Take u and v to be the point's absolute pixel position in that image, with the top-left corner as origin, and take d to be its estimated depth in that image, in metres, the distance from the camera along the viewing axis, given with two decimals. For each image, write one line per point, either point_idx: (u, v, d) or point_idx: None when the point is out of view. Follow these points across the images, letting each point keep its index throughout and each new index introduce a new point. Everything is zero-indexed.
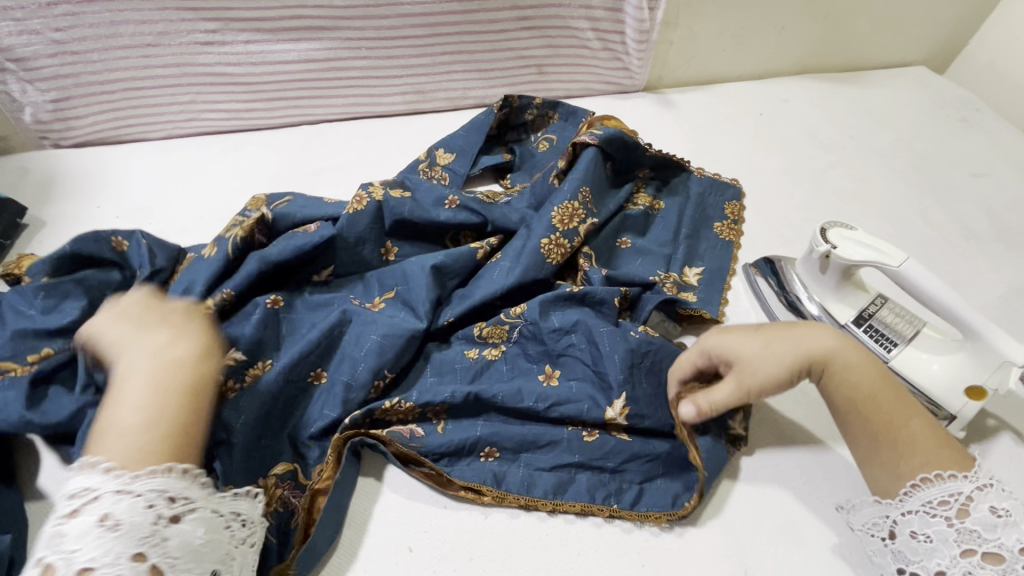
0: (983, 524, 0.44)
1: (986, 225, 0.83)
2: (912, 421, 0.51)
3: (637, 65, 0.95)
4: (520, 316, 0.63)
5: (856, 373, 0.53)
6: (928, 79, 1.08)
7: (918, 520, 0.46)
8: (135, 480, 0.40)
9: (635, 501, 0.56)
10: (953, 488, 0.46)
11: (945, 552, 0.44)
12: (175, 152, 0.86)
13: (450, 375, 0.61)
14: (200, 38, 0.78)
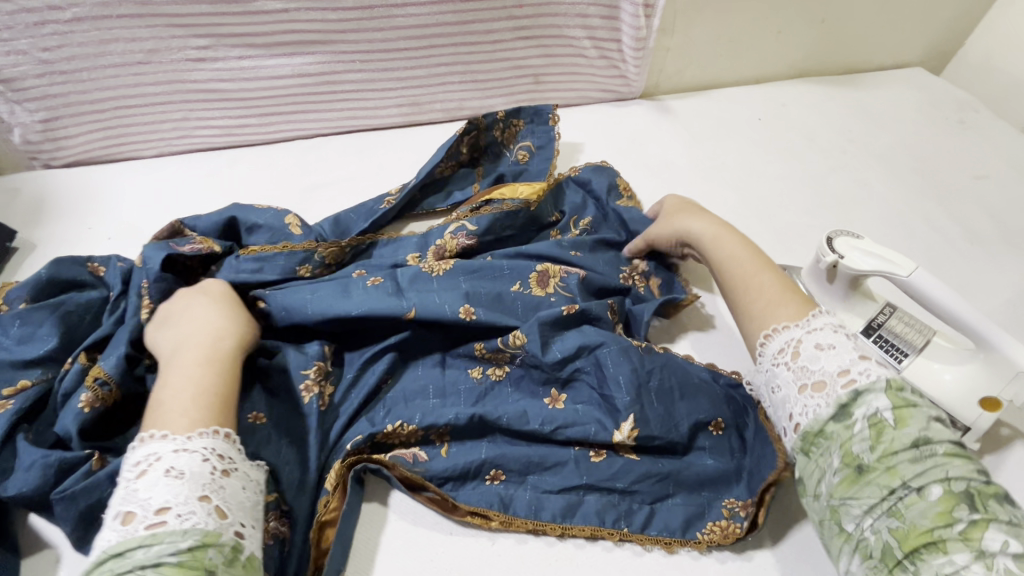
0: (808, 361, 0.54)
1: (990, 228, 0.90)
2: (762, 277, 0.64)
3: (634, 72, 1.02)
4: (519, 347, 0.65)
5: (722, 243, 0.70)
6: (921, 81, 1.18)
7: (771, 373, 0.57)
8: (190, 441, 0.48)
9: (645, 524, 0.59)
10: (788, 338, 0.57)
11: (791, 394, 0.55)
12: (166, 169, 0.92)
13: (452, 397, 0.64)
14: (192, 54, 0.83)
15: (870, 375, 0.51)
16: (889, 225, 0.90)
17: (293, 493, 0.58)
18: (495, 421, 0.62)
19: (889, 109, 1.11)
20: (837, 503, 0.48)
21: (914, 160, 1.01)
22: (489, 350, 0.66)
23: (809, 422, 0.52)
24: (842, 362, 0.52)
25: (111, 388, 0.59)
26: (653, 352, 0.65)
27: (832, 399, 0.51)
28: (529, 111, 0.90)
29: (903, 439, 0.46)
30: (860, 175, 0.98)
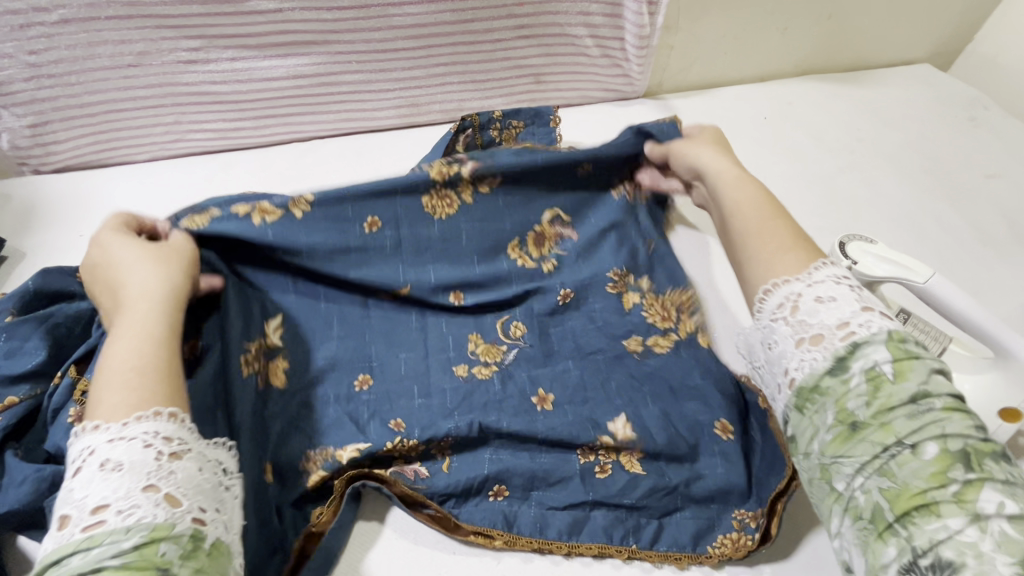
0: (808, 314, 0.49)
1: (1003, 229, 0.88)
2: (773, 223, 0.57)
3: (637, 71, 1.00)
4: (514, 343, 0.68)
5: (736, 189, 0.63)
6: (930, 77, 1.16)
7: (768, 329, 0.51)
8: (126, 427, 0.42)
9: (654, 539, 0.58)
10: (788, 292, 0.51)
11: (788, 350, 0.49)
12: (159, 174, 0.90)
13: (439, 405, 0.63)
14: (184, 56, 0.81)
15: (872, 327, 0.46)
16: (900, 227, 0.88)
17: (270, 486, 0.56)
18: (491, 426, 0.61)
19: (897, 107, 1.09)
20: (829, 462, 0.44)
21: (923, 159, 0.98)
22: (482, 343, 0.68)
23: (803, 377, 0.47)
24: (841, 315, 0.47)
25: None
26: (648, 355, 0.68)
27: (829, 352, 0.46)
28: (528, 113, 0.90)
29: (902, 393, 0.42)
30: (868, 175, 0.96)
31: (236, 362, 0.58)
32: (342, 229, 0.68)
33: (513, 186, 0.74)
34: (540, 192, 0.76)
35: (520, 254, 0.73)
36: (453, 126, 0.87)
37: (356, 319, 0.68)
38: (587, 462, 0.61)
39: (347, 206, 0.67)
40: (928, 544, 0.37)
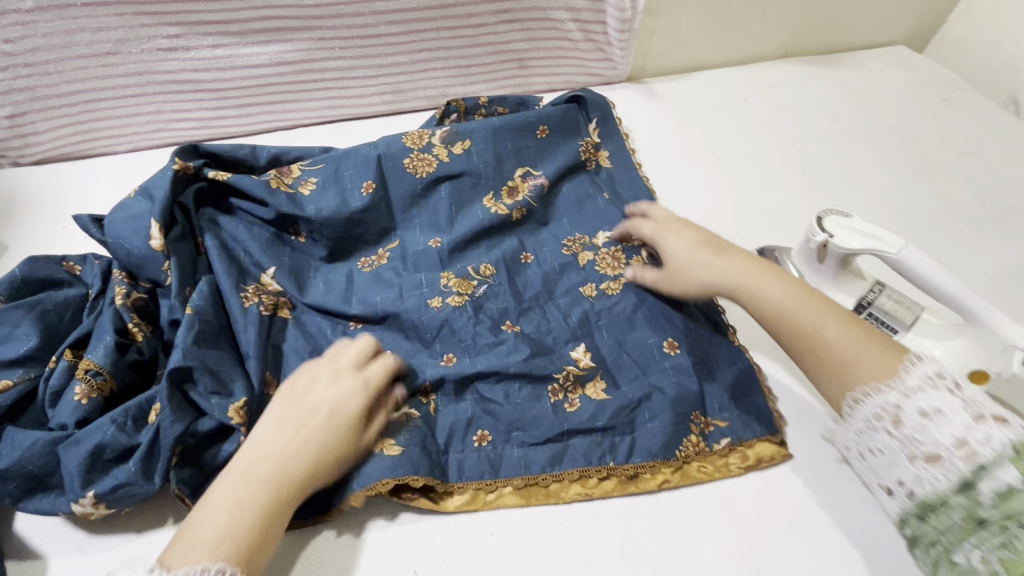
0: (918, 430, 0.50)
1: (975, 205, 0.90)
2: (831, 327, 0.58)
3: (619, 55, 1.01)
4: (486, 277, 0.73)
5: (770, 288, 0.63)
6: (905, 59, 1.18)
7: (867, 437, 0.53)
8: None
9: (629, 454, 0.62)
10: (884, 402, 0.52)
11: (899, 462, 0.51)
12: (143, 164, 0.89)
13: (419, 339, 0.68)
14: (164, 43, 0.81)
15: (990, 442, 0.47)
16: (876, 204, 0.90)
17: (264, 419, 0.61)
18: (462, 349, 0.67)
19: (873, 89, 1.11)
20: (952, 551, 0.46)
21: (899, 139, 1.01)
22: (455, 278, 0.72)
23: (923, 491, 0.49)
24: (956, 433, 0.48)
25: (104, 378, 0.58)
26: (605, 298, 0.73)
27: (950, 473, 0.47)
28: (513, 101, 0.92)
29: None
30: (846, 153, 0.98)
31: (234, 297, 0.64)
32: (327, 185, 0.76)
33: (489, 142, 0.82)
34: (512, 152, 0.83)
35: (495, 204, 0.79)
36: (438, 111, 0.90)
37: (340, 282, 0.72)
38: (557, 400, 0.65)
39: (344, 179, 0.76)
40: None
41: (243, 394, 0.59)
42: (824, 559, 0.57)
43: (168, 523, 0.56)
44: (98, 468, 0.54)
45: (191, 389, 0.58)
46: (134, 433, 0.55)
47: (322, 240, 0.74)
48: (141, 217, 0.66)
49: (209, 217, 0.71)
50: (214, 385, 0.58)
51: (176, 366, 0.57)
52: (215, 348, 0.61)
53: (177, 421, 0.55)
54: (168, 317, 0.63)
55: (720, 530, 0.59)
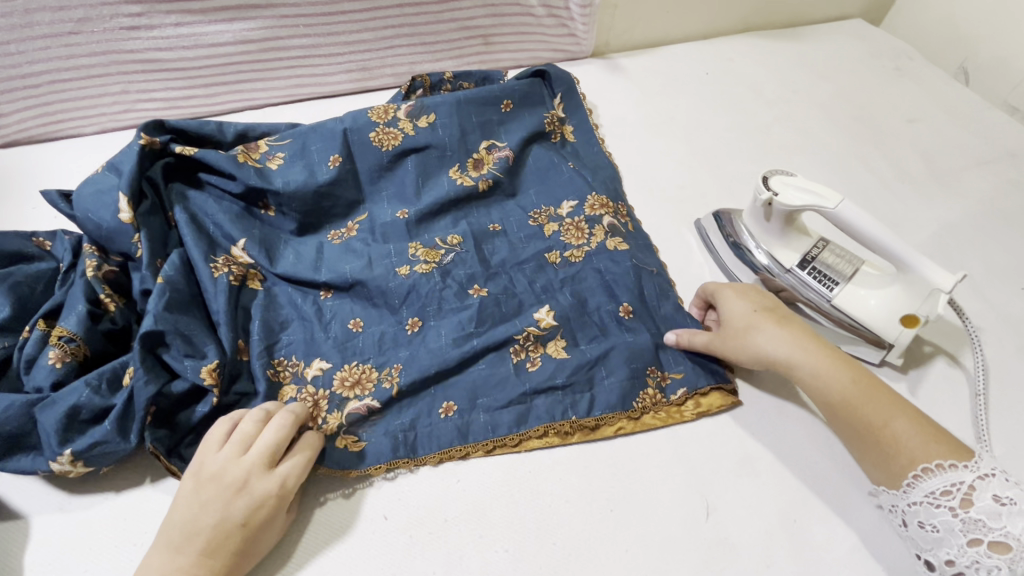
0: (988, 515, 0.49)
1: (921, 168, 0.95)
2: (898, 420, 0.56)
3: (582, 30, 1.03)
4: (453, 245, 0.75)
5: (832, 375, 0.59)
6: (860, 31, 1.22)
7: (925, 511, 0.52)
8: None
9: (590, 409, 0.64)
10: (956, 479, 0.51)
11: (954, 542, 0.50)
12: (112, 146, 0.89)
13: (387, 305, 0.70)
14: (126, 22, 0.81)
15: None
16: (829, 169, 0.94)
17: (238, 385, 0.63)
18: (429, 312, 0.70)
19: (829, 60, 1.15)
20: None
21: (851, 108, 1.04)
22: (422, 248, 0.74)
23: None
24: None
25: (78, 344, 0.60)
26: (569, 264, 0.75)
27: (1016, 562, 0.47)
28: (478, 76, 0.94)
29: None
30: (801, 122, 1.02)
31: (204, 267, 0.66)
32: (293, 160, 0.78)
33: (453, 116, 0.84)
34: (476, 126, 0.85)
35: (460, 175, 0.82)
36: (403, 87, 0.91)
37: (311, 254, 0.73)
38: (519, 360, 0.66)
39: (311, 154, 0.78)
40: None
41: (216, 356, 0.61)
42: (770, 494, 0.61)
43: (146, 481, 0.58)
44: (75, 428, 0.56)
45: (164, 352, 0.60)
46: (109, 396, 0.57)
47: (291, 214, 0.76)
48: (110, 191, 0.68)
49: (178, 191, 0.72)
50: (187, 348, 0.60)
51: (148, 331, 0.59)
52: (188, 314, 0.63)
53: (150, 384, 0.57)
54: (139, 287, 0.65)
55: (673, 471, 0.62)
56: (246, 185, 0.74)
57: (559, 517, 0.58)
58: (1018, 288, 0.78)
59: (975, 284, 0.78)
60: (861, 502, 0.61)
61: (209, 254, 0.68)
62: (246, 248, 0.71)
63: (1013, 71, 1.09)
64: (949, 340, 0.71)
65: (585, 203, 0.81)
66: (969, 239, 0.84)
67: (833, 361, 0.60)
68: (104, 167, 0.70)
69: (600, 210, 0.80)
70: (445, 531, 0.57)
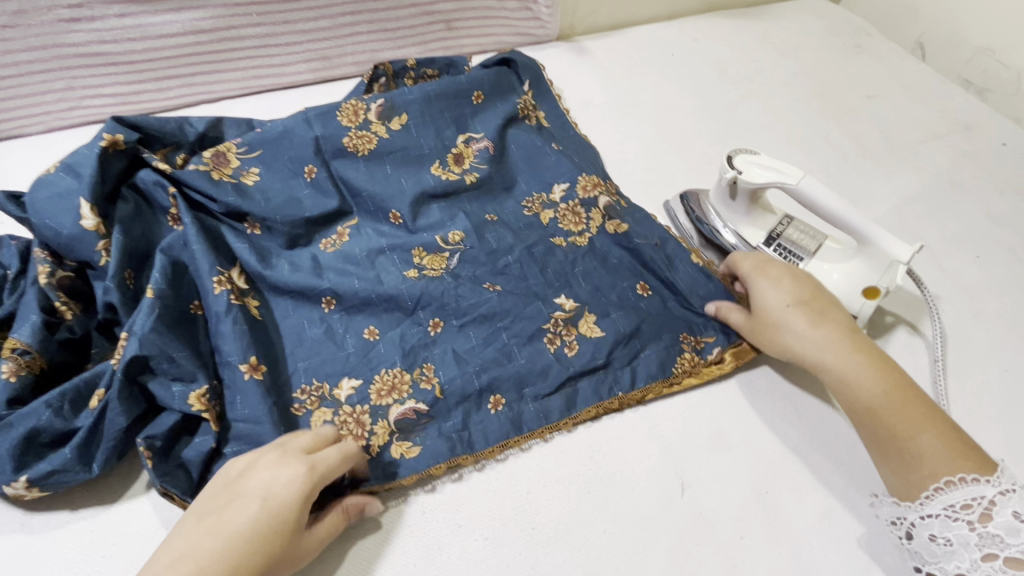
0: (1009, 532, 0.47)
1: (881, 142, 0.97)
2: (922, 439, 0.54)
3: (545, 13, 1.03)
4: (457, 244, 0.73)
5: (865, 374, 0.58)
6: (820, 9, 1.24)
7: (939, 522, 0.50)
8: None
9: (632, 381, 0.66)
10: (978, 493, 0.49)
11: (967, 554, 0.48)
12: (58, 147, 0.84)
13: (400, 309, 0.68)
14: (65, 14, 0.77)
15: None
16: (793, 147, 0.95)
17: (238, 410, 0.59)
18: (449, 312, 0.68)
19: (791, 38, 1.16)
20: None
21: (812, 85, 1.06)
22: (426, 254, 0.72)
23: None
24: None
25: (33, 356, 0.57)
26: (575, 249, 0.75)
27: None
28: (441, 63, 0.92)
29: None
30: (766, 101, 1.02)
31: (209, 283, 0.63)
32: (269, 167, 0.75)
33: (426, 115, 0.82)
34: (450, 121, 0.84)
35: (443, 172, 0.80)
36: (365, 75, 0.89)
37: (306, 263, 0.71)
38: (556, 347, 0.66)
39: (289, 161, 0.76)
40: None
41: (205, 381, 0.59)
42: (742, 467, 0.62)
43: (112, 500, 0.56)
44: (32, 453, 0.53)
45: (151, 381, 0.57)
46: (71, 417, 0.55)
47: (278, 230, 0.72)
48: (68, 196, 0.65)
49: (164, 213, 0.70)
50: (174, 371, 0.58)
51: (132, 357, 0.56)
52: (175, 333, 0.60)
53: (124, 414, 0.55)
54: (103, 299, 0.62)
55: (649, 450, 0.63)
56: (226, 204, 0.71)
57: (539, 503, 0.59)
58: (973, 256, 0.81)
59: (932, 254, 0.80)
60: (827, 470, 0.63)
61: (209, 270, 0.64)
62: (244, 269, 0.68)
63: (965, 45, 1.12)
64: (909, 310, 0.73)
65: (576, 184, 0.81)
66: (925, 211, 0.86)
67: (872, 366, 0.58)
68: (55, 168, 0.67)
69: (593, 191, 0.80)
70: (423, 523, 0.57)
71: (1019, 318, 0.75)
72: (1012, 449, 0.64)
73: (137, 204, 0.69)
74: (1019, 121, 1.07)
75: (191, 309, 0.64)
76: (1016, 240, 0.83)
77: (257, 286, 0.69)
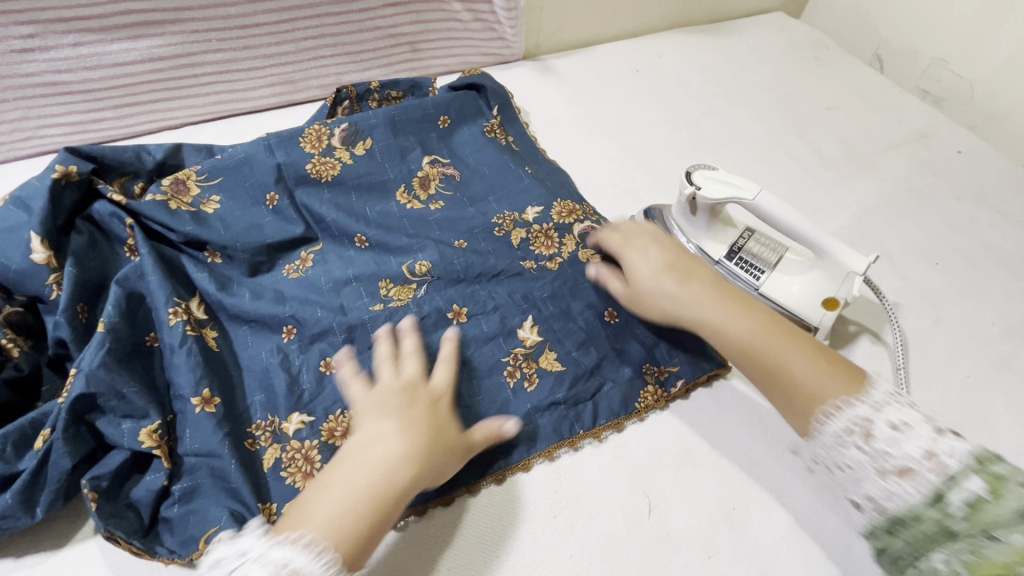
0: (887, 444, 0.50)
1: (840, 152, 0.99)
2: (791, 366, 0.56)
3: (510, 33, 1.04)
4: (425, 275, 0.72)
5: (733, 319, 0.60)
6: (780, 24, 1.27)
7: (837, 454, 0.53)
8: (270, 550, 0.46)
9: (595, 417, 0.65)
10: (854, 416, 0.52)
11: (867, 477, 0.51)
12: (12, 178, 0.82)
13: (362, 340, 0.67)
14: (17, 44, 0.75)
15: (954, 453, 0.49)
16: (755, 160, 0.96)
17: (191, 444, 0.57)
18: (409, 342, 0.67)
19: (751, 53, 1.18)
20: (915, 555, 0.48)
21: (773, 98, 1.08)
22: (393, 285, 0.71)
23: (894, 506, 0.49)
24: (922, 445, 0.50)
25: None
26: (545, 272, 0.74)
27: (924, 488, 0.48)
28: (405, 85, 0.93)
29: (1004, 511, 0.46)
30: (728, 115, 1.04)
31: (164, 316, 0.62)
32: (232, 196, 0.74)
33: (391, 139, 0.82)
34: (416, 145, 0.83)
35: (409, 198, 0.80)
36: (328, 99, 0.89)
37: (269, 292, 0.70)
38: (515, 381, 0.65)
39: (249, 190, 0.75)
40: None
41: (157, 416, 0.57)
42: (708, 484, 0.62)
43: (58, 545, 0.54)
44: None
45: (98, 419, 0.55)
46: (14, 460, 0.53)
47: (238, 258, 0.71)
48: (17, 230, 0.63)
49: (120, 244, 0.69)
50: (124, 408, 0.56)
51: (79, 395, 0.54)
52: (126, 369, 0.58)
53: (68, 455, 0.53)
54: (54, 334, 0.61)
55: (616, 471, 0.62)
56: (185, 234, 0.69)
57: (506, 530, 0.58)
58: (932, 262, 0.82)
59: (892, 262, 0.82)
60: (793, 483, 0.63)
61: (163, 302, 0.63)
62: (204, 298, 0.67)
63: (919, 56, 1.15)
64: (871, 318, 0.74)
65: (551, 209, 0.80)
66: (885, 219, 0.88)
67: (743, 309, 0.60)
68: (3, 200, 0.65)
69: (567, 218, 0.80)
70: (387, 557, 0.55)
71: (978, 323, 0.76)
72: None
73: (93, 233, 0.68)
74: (973, 128, 1.10)
75: (145, 341, 0.62)
76: (973, 245, 0.85)
77: (216, 315, 0.67)
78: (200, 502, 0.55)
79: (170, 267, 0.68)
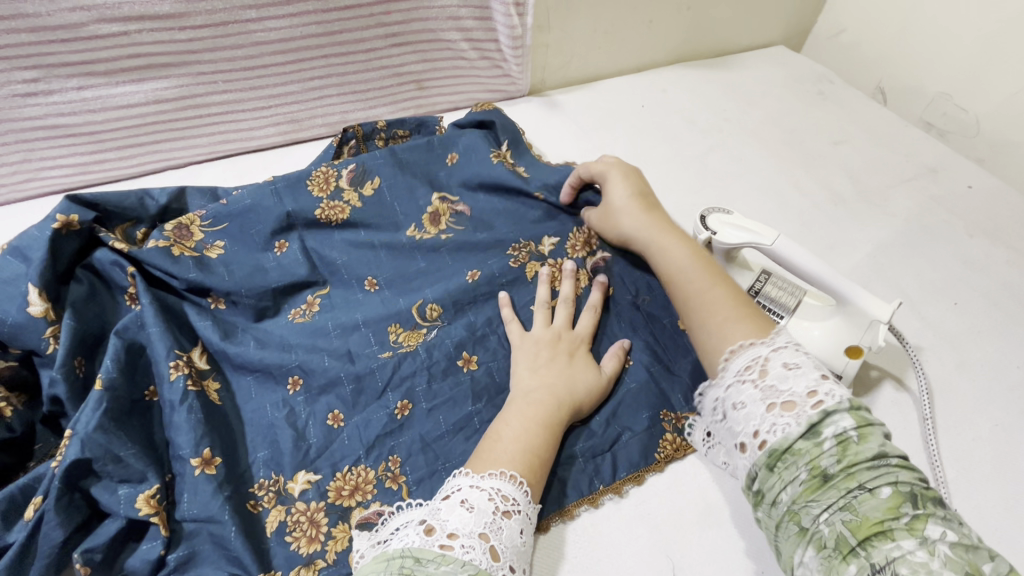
0: (778, 380, 0.54)
1: (849, 187, 0.98)
2: (714, 293, 0.64)
3: (517, 70, 1.03)
4: (434, 321, 0.70)
5: (676, 250, 0.69)
6: (783, 57, 1.28)
7: (735, 390, 0.56)
8: (483, 478, 0.53)
9: (613, 472, 0.62)
10: (755, 355, 0.57)
11: (757, 412, 0.53)
12: (12, 220, 0.81)
13: (370, 391, 0.64)
14: (20, 89, 0.74)
15: (835, 395, 0.51)
16: (765, 196, 0.96)
17: (189, 508, 0.54)
18: (418, 394, 0.65)
19: (756, 87, 1.19)
20: (798, 507, 0.48)
21: (779, 132, 1.08)
22: (402, 330, 0.69)
23: (775, 440, 0.51)
24: (809, 383, 0.52)
25: None
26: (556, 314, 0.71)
27: (802, 419, 0.51)
28: (412, 123, 0.92)
29: (864, 451, 0.48)
30: (736, 150, 1.04)
31: (163, 369, 0.59)
32: (235, 241, 0.72)
33: (398, 179, 0.80)
34: (423, 182, 0.81)
35: (419, 235, 0.77)
36: (335, 138, 0.88)
37: (274, 339, 0.67)
38: None
39: (254, 233, 0.73)
40: (885, 561, 0.42)
41: (155, 480, 0.54)
42: (735, 545, 0.59)
43: None
44: None
45: (93, 485, 0.53)
46: (3, 532, 0.51)
47: (243, 304, 0.69)
48: (16, 281, 0.61)
49: (121, 293, 0.67)
50: (120, 473, 0.53)
51: (73, 461, 0.52)
52: (124, 430, 0.56)
53: (60, 527, 0.50)
54: (50, 392, 0.58)
55: (638, 531, 0.59)
56: (188, 281, 0.67)
57: None
58: (951, 303, 0.81)
59: (910, 304, 0.80)
60: None
61: (162, 354, 0.60)
62: (206, 348, 0.65)
63: (924, 90, 1.16)
64: (894, 363, 0.72)
65: (565, 243, 0.78)
66: (900, 257, 0.87)
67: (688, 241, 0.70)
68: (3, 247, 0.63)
69: (580, 249, 0.77)
70: None
71: (1004, 367, 0.74)
72: (1006, 508, 0.62)
73: (94, 280, 0.66)
74: (982, 162, 1.10)
75: (145, 396, 0.60)
76: (990, 284, 0.84)
77: (219, 365, 0.65)
78: (200, 571, 0.52)
79: (171, 314, 0.66)
